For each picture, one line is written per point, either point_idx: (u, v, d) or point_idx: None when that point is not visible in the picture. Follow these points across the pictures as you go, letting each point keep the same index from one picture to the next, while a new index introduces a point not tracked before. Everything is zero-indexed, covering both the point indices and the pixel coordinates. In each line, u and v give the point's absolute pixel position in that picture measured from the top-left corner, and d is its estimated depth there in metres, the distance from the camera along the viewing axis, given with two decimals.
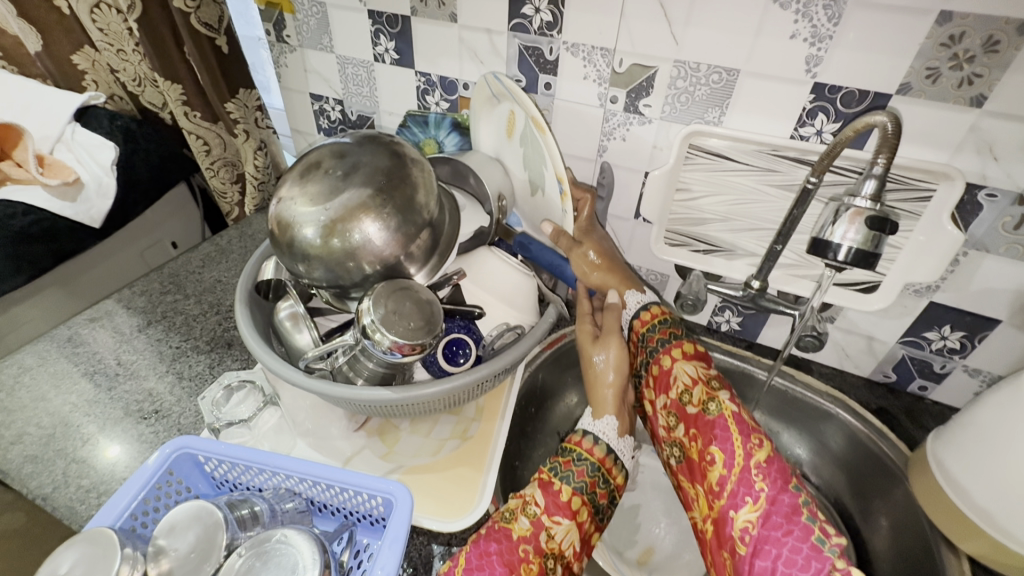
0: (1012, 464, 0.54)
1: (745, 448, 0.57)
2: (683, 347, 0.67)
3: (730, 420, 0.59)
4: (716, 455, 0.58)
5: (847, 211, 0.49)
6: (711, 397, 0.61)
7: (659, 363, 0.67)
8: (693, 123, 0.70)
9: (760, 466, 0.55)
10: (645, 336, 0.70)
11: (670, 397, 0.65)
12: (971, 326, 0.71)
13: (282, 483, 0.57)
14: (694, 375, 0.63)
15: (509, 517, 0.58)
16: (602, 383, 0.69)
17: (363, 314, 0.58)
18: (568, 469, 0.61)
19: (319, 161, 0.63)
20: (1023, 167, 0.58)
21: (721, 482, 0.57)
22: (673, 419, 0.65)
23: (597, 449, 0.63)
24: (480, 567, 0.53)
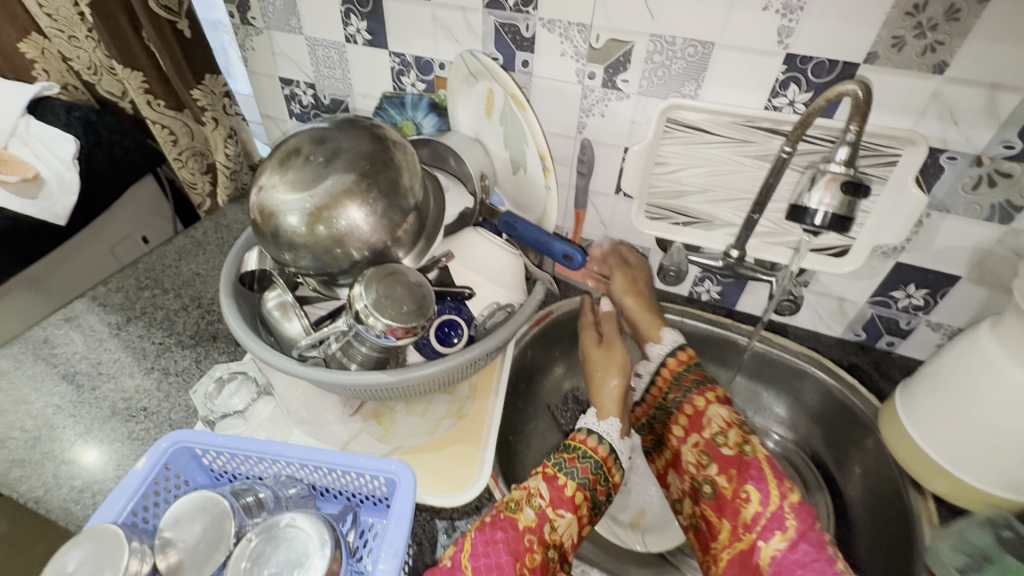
0: (968, 401, 0.60)
1: (781, 489, 0.60)
2: (715, 392, 0.70)
3: (765, 463, 0.62)
4: (751, 493, 0.60)
5: (824, 176, 0.50)
6: (746, 440, 0.64)
7: (693, 402, 0.69)
8: (670, 97, 0.72)
9: (795, 507, 0.59)
10: (679, 376, 0.73)
11: (702, 436, 0.66)
12: (934, 283, 0.75)
13: (282, 470, 0.58)
14: (729, 418, 0.66)
15: (514, 508, 0.60)
16: (605, 386, 0.74)
17: (355, 299, 0.58)
18: (573, 465, 0.64)
19: (298, 148, 0.62)
20: (980, 131, 0.61)
21: (753, 520, 0.59)
22: (705, 457, 0.65)
23: (600, 448, 0.67)
24: (485, 554, 0.55)
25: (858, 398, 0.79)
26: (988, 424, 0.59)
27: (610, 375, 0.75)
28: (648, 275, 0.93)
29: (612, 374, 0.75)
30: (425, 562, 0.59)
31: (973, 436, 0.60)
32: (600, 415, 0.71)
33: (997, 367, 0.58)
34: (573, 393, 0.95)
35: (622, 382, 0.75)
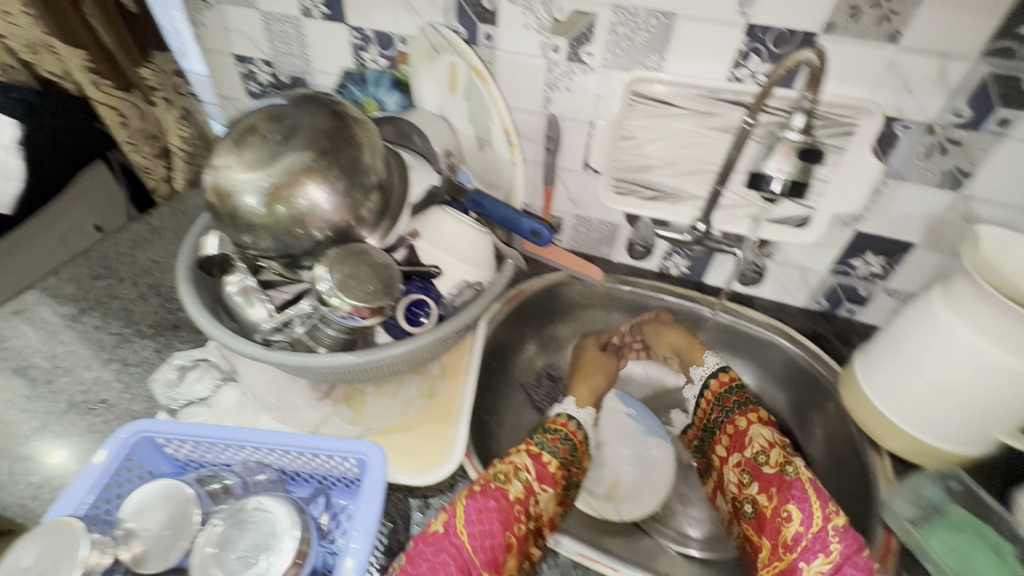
0: (918, 360, 0.63)
1: (824, 510, 0.61)
2: (757, 413, 0.74)
3: (807, 483, 0.64)
4: (792, 513, 0.63)
5: (782, 146, 0.52)
6: (789, 461, 0.67)
7: (735, 424, 0.74)
8: (634, 69, 0.71)
9: (839, 530, 0.60)
10: (723, 397, 0.78)
11: (744, 455, 0.71)
12: (890, 251, 0.77)
13: (251, 457, 0.57)
14: (770, 439, 0.70)
15: (503, 479, 0.62)
16: (588, 382, 0.84)
17: (319, 281, 0.57)
18: (555, 444, 0.70)
19: (253, 125, 0.59)
20: (932, 99, 0.63)
21: (795, 538, 0.62)
22: (747, 476, 0.70)
23: (575, 427, 0.74)
24: (480, 521, 0.58)
25: (820, 365, 0.82)
26: (939, 385, 0.62)
27: (596, 376, 0.85)
28: (617, 251, 0.93)
29: (597, 377, 0.85)
30: (399, 541, 0.59)
31: (924, 393, 0.64)
32: (578, 401, 0.80)
33: (949, 330, 0.60)
34: (546, 371, 0.95)
35: (603, 383, 0.85)
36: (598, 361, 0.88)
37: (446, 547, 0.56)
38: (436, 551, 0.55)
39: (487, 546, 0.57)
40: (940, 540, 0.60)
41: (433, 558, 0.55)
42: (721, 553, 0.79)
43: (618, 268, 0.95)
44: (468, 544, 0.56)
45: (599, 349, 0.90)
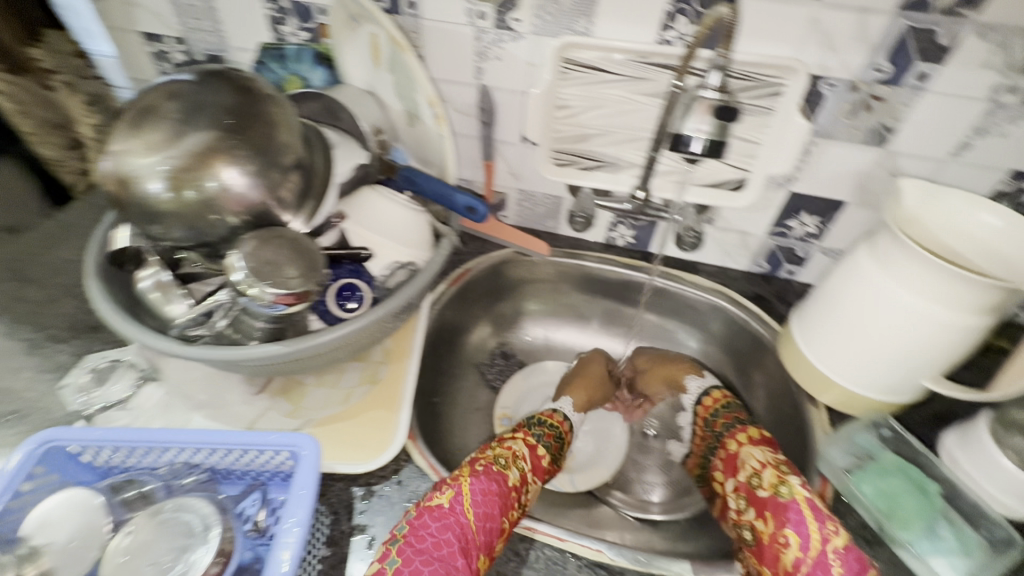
0: (845, 313, 0.65)
1: (821, 532, 0.57)
2: (750, 434, 0.71)
3: (804, 504, 0.59)
4: (790, 537, 0.58)
5: (700, 104, 0.54)
6: (782, 481, 0.62)
7: (728, 447, 0.71)
8: (563, 35, 0.69)
9: (840, 553, 0.55)
10: (711, 421, 0.79)
11: (739, 480, 0.67)
12: (824, 210, 0.78)
13: (177, 458, 0.54)
14: (763, 459, 0.66)
15: (504, 464, 0.62)
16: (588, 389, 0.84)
17: (233, 270, 0.53)
18: (549, 438, 0.72)
19: (151, 105, 0.55)
20: (855, 55, 0.63)
21: (796, 565, 0.57)
22: (743, 502, 0.65)
23: (564, 422, 0.77)
24: (483, 503, 0.57)
25: (762, 326, 0.83)
26: (862, 333, 0.64)
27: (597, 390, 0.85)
28: (562, 224, 0.92)
29: (596, 388, 0.85)
30: (341, 531, 0.58)
31: (853, 346, 0.66)
32: (573, 406, 0.81)
33: (867, 279, 0.63)
34: (499, 350, 0.95)
35: (596, 395, 0.85)
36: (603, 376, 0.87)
37: (452, 524, 0.54)
38: (442, 528, 0.54)
39: (487, 529, 0.56)
40: (871, 487, 0.62)
41: (437, 534, 0.53)
42: (676, 515, 0.80)
43: (565, 242, 0.93)
44: (472, 524, 0.55)
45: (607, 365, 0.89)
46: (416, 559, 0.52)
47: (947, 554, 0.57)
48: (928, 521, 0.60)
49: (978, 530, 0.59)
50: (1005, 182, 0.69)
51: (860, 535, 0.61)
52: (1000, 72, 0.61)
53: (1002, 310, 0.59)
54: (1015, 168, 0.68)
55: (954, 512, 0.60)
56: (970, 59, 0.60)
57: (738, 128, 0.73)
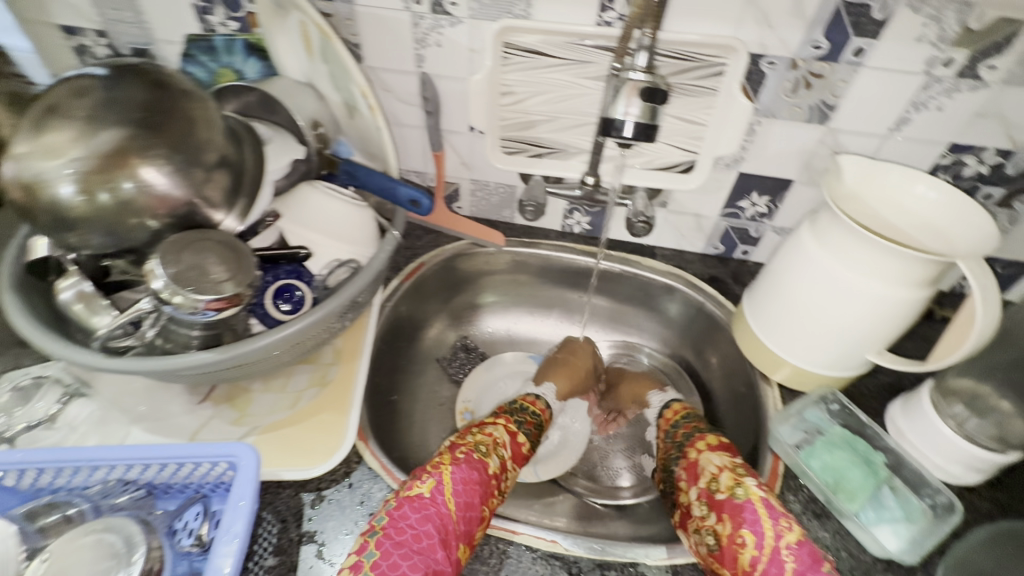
0: (791, 292, 0.66)
1: (775, 530, 0.54)
2: (707, 440, 0.68)
3: (759, 504, 0.57)
4: (746, 538, 0.55)
5: (625, 86, 0.53)
6: (739, 483, 0.59)
7: (686, 456, 0.67)
8: (502, 18, 0.67)
9: (795, 551, 0.53)
10: (671, 432, 0.74)
11: (698, 487, 0.63)
12: (773, 189, 0.79)
13: (110, 476, 0.52)
14: (721, 463, 0.62)
15: (484, 452, 0.63)
16: (574, 377, 0.85)
17: (152, 277, 0.50)
18: (529, 426, 0.74)
19: (56, 105, 0.51)
20: (793, 32, 0.62)
21: (753, 566, 0.54)
22: (702, 509, 0.61)
23: (545, 410, 0.80)
24: (464, 491, 0.57)
25: (717, 307, 0.84)
26: (806, 312, 0.65)
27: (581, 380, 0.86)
28: (517, 213, 0.90)
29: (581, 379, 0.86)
30: (290, 539, 0.56)
31: (799, 324, 0.66)
32: (556, 393, 0.83)
33: (810, 259, 0.63)
34: (460, 343, 0.93)
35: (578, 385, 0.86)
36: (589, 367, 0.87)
37: (432, 515, 0.54)
38: (422, 519, 0.53)
39: (467, 517, 0.56)
40: (819, 462, 0.63)
41: (416, 526, 0.53)
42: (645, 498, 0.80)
43: (521, 232, 0.92)
44: (453, 514, 0.55)
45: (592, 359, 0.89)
46: (395, 551, 0.51)
47: (892, 522, 0.58)
48: (872, 492, 0.60)
49: (921, 496, 0.60)
50: (943, 155, 0.70)
51: (810, 508, 0.62)
52: (934, 45, 0.61)
53: (939, 283, 0.59)
54: (953, 141, 0.69)
55: (898, 481, 0.61)
56: (904, 34, 0.61)
57: (684, 109, 0.72)
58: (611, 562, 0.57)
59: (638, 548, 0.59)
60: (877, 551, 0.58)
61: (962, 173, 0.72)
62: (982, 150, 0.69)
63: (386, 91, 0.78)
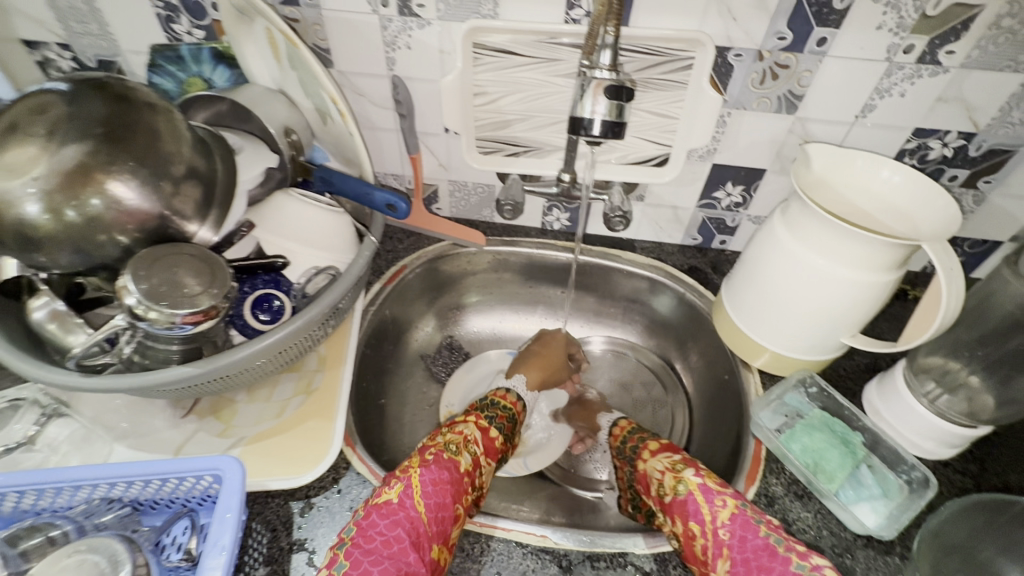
0: (766, 284, 0.67)
1: (712, 513, 0.54)
2: (649, 447, 0.67)
3: (697, 492, 0.57)
4: (693, 529, 0.55)
5: (591, 85, 0.54)
6: (677, 479, 0.59)
7: (636, 467, 0.67)
8: (470, 19, 0.67)
9: (730, 528, 0.53)
10: (620, 445, 0.73)
11: (652, 494, 0.63)
12: (747, 179, 0.80)
13: (93, 495, 0.51)
14: (662, 467, 0.62)
15: (455, 450, 0.61)
16: (547, 368, 0.85)
17: (124, 293, 0.50)
18: (500, 420, 0.71)
19: (16, 122, 0.51)
20: (757, 24, 0.63)
21: (705, 553, 0.54)
22: (659, 513, 0.61)
23: (517, 402, 0.77)
24: (434, 492, 0.55)
25: (696, 297, 0.85)
26: (781, 298, 0.66)
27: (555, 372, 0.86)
28: (496, 213, 0.91)
29: (555, 371, 0.86)
30: (279, 548, 0.56)
31: (775, 314, 0.68)
32: (527, 384, 0.82)
33: (783, 246, 0.64)
34: (445, 342, 0.93)
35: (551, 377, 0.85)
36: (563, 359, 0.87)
37: (401, 520, 0.52)
38: (391, 525, 0.52)
39: (440, 518, 0.54)
40: (798, 444, 0.64)
41: (386, 532, 0.51)
42: None
43: (501, 231, 0.92)
44: (423, 516, 0.53)
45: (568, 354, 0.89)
46: (365, 560, 0.49)
47: (870, 500, 0.60)
48: (851, 471, 0.62)
49: (898, 473, 0.62)
50: (909, 140, 0.72)
51: (791, 490, 0.63)
52: (893, 32, 0.62)
53: (907, 264, 0.61)
54: (917, 126, 0.70)
55: (875, 459, 0.63)
56: (864, 23, 0.62)
57: (655, 103, 0.73)
58: (600, 553, 0.58)
59: (626, 539, 0.60)
60: (856, 528, 0.59)
61: (927, 156, 0.74)
62: (945, 134, 0.71)
63: (359, 95, 0.78)
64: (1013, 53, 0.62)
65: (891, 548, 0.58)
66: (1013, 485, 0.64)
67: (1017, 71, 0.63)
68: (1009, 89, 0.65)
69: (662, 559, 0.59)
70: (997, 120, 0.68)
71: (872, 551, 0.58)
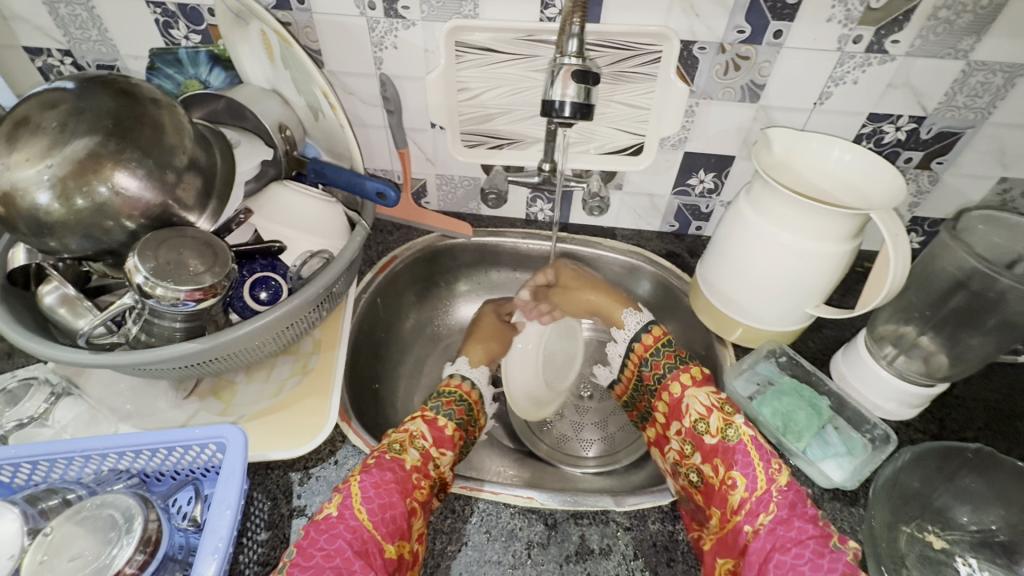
0: (733, 255, 0.72)
1: (767, 473, 0.58)
2: (691, 373, 0.68)
3: (750, 444, 0.60)
4: (737, 479, 0.59)
5: (561, 71, 0.58)
6: (728, 423, 0.62)
7: (671, 391, 0.69)
8: (452, 19, 0.72)
9: (783, 489, 0.57)
10: (650, 360, 0.74)
11: (683, 425, 0.66)
12: (717, 166, 0.85)
13: (104, 465, 0.55)
14: (707, 404, 0.64)
15: (399, 449, 0.62)
16: (486, 346, 0.86)
17: (133, 273, 0.53)
18: (449, 407, 0.71)
19: (28, 116, 0.54)
20: (717, 19, 0.68)
21: (742, 505, 0.58)
22: (688, 447, 0.65)
23: (470, 390, 0.76)
24: (377, 496, 0.56)
25: (674, 278, 0.90)
26: (746, 269, 0.71)
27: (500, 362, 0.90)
28: (482, 205, 0.95)
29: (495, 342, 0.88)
30: (280, 513, 0.60)
31: (743, 284, 0.72)
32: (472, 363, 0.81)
33: (748, 224, 0.69)
34: (435, 331, 0.97)
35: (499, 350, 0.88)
36: (497, 326, 0.89)
37: (342, 532, 0.54)
38: (331, 538, 0.53)
39: (387, 519, 0.55)
40: (769, 408, 0.68)
41: (326, 546, 0.52)
42: (611, 466, 0.85)
43: (488, 222, 0.96)
44: (366, 522, 0.55)
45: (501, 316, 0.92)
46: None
47: (835, 456, 0.64)
48: (817, 431, 0.66)
49: (862, 432, 0.66)
50: (864, 125, 0.77)
51: None
52: (843, 24, 0.68)
53: (860, 236, 0.66)
54: (871, 111, 0.76)
55: (841, 420, 0.67)
56: (815, 16, 0.67)
57: (628, 95, 0.78)
58: (584, 511, 0.62)
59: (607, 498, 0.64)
60: (824, 483, 0.63)
61: (882, 140, 0.79)
62: (897, 118, 0.76)
63: (349, 93, 0.82)
64: (953, 41, 0.67)
65: (855, 499, 0.62)
66: (969, 439, 0.68)
67: (957, 58, 0.69)
68: (951, 75, 0.70)
69: (641, 515, 0.63)
70: (944, 104, 0.74)
71: (838, 503, 0.62)
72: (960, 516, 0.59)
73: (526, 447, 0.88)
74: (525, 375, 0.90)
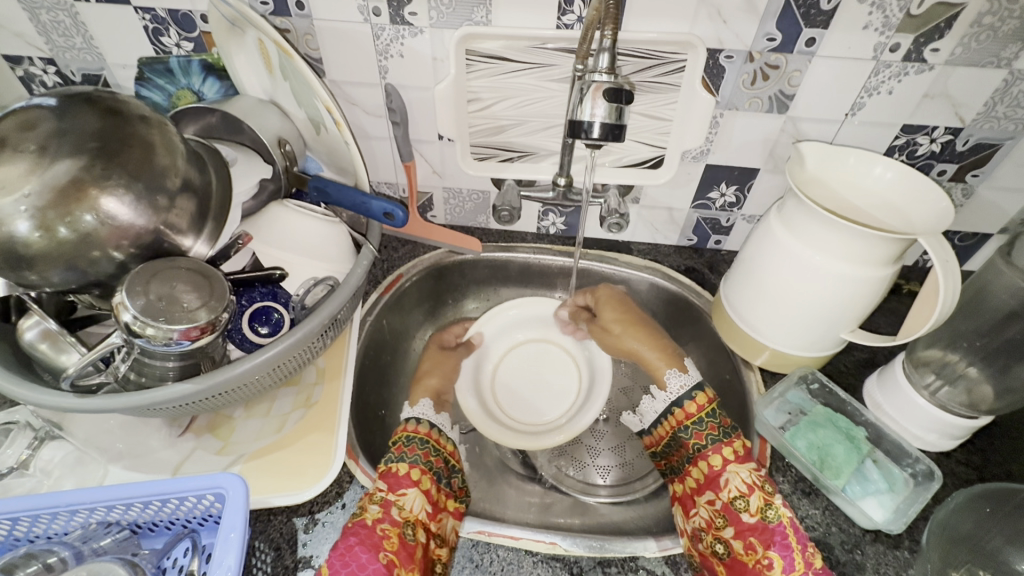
0: (759, 278, 0.68)
1: (805, 557, 0.56)
2: (734, 447, 0.65)
3: (790, 528, 0.58)
4: (774, 559, 0.57)
5: (590, 89, 0.55)
6: (768, 504, 0.60)
7: (709, 461, 0.65)
8: (463, 26, 0.67)
9: (820, 573, 0.55)
10: (691, 428, 0.69)
11: (720, 498, 0.63)
12: (741, 179, 0.80)
13: (90, 518, 0.50)
14: (748, 481, 0.62)
15: (359, 512, 0.59)
16: (426, 383, 0.81)
17: (122, 310, 0.49)
18: (401, 451, 0.66)
19: (4, 137, 0.49)
20: (747, 26, 0.64)
21: None
22: (721, 520, 0.62)
23: (421, 427, 0.70)
24: (344, 565, 0.53)
25: (694, 296, 0.86)
26: (774, 292, 0.67)
27: (456, 399, 0.86)
28: (492, 219, 0.90)
29: (434, 376, 0.82)
30: (284, 565, 0.56)
31: (772, 308, 0.68)
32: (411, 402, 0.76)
33: (781, 245, 0.64)
34: None
35: (443, 383, 0.82)
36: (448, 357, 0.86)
37: None
38: None
39: None
40: (804, 441, 0.64)
41: None
42: (631, 496, 0.80)
43: (497, 236, 0.92)
44: None
45: (443, 347, 0.87)
46: None
47: (876, 494, 0.60)
48: (857, 466, 0.62)
49: (902, 467, 0.63)
50: (897, 136, 0.73)
51: (799, 487, 0.64)
52: (880, 31, 0.63)
53: (901, 259, 0.61)
54: (905, 122, 0.71)
55: (880, 453, 0.63)
56: (851, 24, 0.63)
57: (648, 106, 0.73)
58: (611, 558, 0.60)
59: (637, 543, 0.62)
60: (866, 524, 0.59)
61: (915, 152, 0.75)
62: (933, 129, 0.72)
63: (352, 104, 0.77)
64: (996, 49, 0.63)
65: (900, 542, 0.59)
66: (1014, 473, 0.64)
67: (1000, 67, 0.65)
68: (992, 84, 0.66)
69: (674, 561, 0.60)
70: (983, 115, 0.69)
71: (882, 545, 0.59)
72: (1014, 560, 0.54)
73: (546, 479, 0.82)
74: (486, 404, 0.85)
